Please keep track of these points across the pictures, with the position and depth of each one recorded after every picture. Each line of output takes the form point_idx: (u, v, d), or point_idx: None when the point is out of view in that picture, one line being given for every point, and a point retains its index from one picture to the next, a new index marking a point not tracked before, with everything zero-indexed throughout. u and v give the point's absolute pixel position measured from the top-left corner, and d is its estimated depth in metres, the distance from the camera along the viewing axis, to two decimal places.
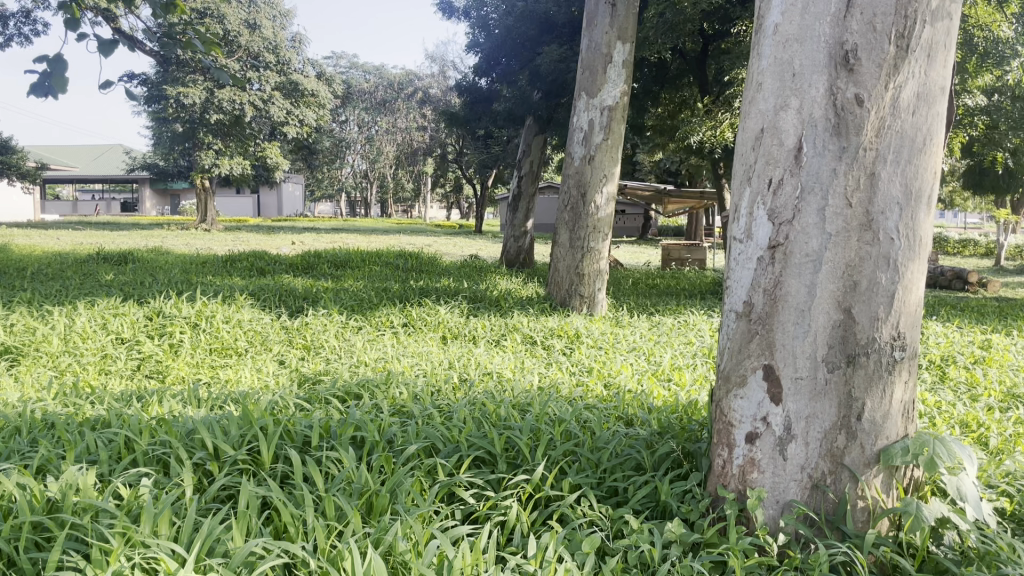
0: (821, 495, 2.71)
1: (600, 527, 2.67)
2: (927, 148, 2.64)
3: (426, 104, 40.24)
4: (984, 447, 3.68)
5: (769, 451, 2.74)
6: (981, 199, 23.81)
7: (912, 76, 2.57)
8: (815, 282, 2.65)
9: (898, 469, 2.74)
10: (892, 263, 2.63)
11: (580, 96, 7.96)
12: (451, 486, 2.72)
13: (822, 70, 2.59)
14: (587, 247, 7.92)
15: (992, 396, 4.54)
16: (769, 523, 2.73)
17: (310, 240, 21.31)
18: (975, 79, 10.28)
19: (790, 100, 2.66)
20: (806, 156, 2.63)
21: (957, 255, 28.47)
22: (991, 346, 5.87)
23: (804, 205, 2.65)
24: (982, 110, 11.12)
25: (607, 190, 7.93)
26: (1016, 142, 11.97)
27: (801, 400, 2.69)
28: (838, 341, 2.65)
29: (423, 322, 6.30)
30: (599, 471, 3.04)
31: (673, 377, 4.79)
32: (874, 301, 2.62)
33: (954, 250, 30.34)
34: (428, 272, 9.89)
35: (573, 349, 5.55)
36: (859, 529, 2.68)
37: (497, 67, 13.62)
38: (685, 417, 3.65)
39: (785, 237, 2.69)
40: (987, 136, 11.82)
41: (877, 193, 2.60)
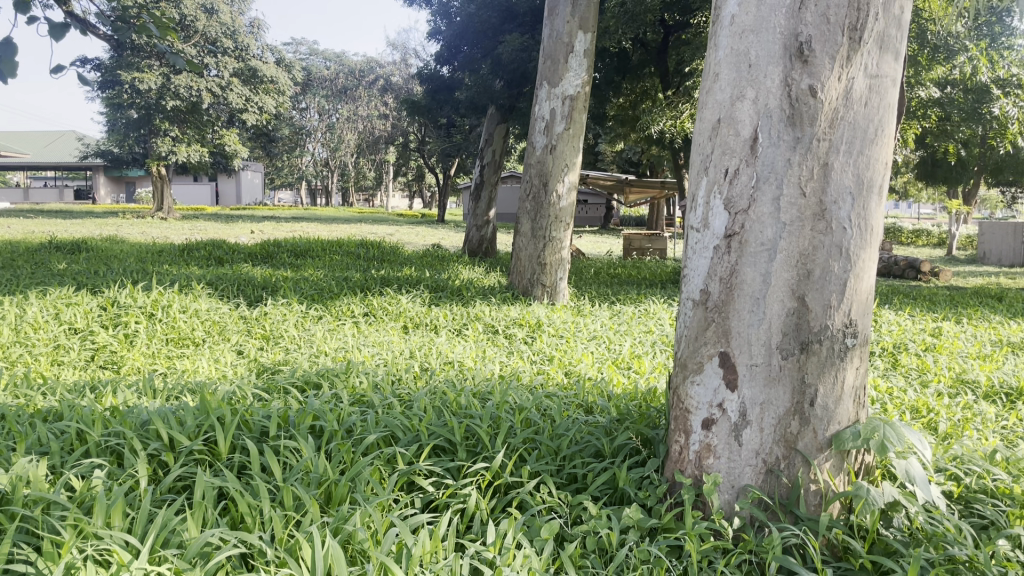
0: (776, 480, 2.76)
1: (559, 514, 2.69)
2: (878, 139, 2.70)
3: (388, 92, 40.04)
4: (933, 432, 3.76)
5: (725, 437, 2.79)
6: (932, 189, 24.30)
7: (865, 68, 2.63)
8: (771, 270, 2.69)
9: (850, 453, 2.80)
10: (844, 251, 2.69)
11: (542, 85, 7.94)
12: (410, 475, 2.72)
13: (776, 61, 2.63)
14: (549, 236, 7.92)
15: (941, 381, 4.63)
16: (724, 508, 2.78)
17: (269, 229, 20.96)
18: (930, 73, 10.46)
19: (745, 91, 2.69)
20: (761, 145, 2.67)
21: (912, 245, 29.07)
22: (941, 333, 6.01)
23: (760, 194, 2.69)
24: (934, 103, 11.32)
25: (569, 180, 7.93)
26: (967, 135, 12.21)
27: (756, 387, 2.74)
28: (792, 329, 2.70)
29: (384, 311, 6.26)
30: (559, 458, 3.05)
31: (633, 365, 4.83)
32: (827, 288, 2.68)
33: (908, 240, 30.90)
34: (389, 262, 9.84)
35: (534, 338, 5.57)
36: (812, 512, 2.74)
37: (457, 55, 13.54)
38: (644, 403, 3.68)
39: (740, 226, 2.73)
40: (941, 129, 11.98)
41: (830, 183, 2.66)
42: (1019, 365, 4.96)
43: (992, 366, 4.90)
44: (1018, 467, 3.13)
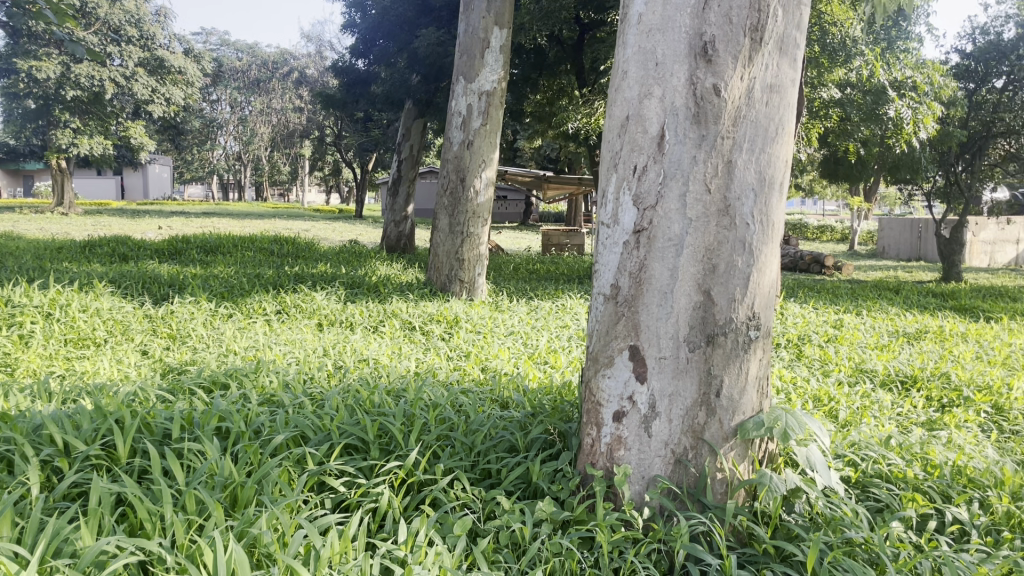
0: (684, 469, 2.82)
1: (472, 510, 2.68)
2: (779, 137, 2.79)
3: (302, 85, 39.26)
4: (834, 419, 3.91)
5: (635, 429, 2.83)
6: (835, 186, 25.27)
7: (766, 69, 2.72)
8: (678, 265, 2.75)
9: (754, 442, 2.89)
10: (748, 246, 2.77)
11: (458, 80, 7.91)
12: (320, 475, 2.68)
13: (682, 60, 2.68)
14: (467, 232, 7.90)
15: (842, 371, 4.81)
16: (635, 498, 2.83)
17: (177, 225, 20.24)
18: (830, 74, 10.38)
19: (653, 88, 2.74)
20: (668, 143, 2.72)
21: (817, 240, 30.20)
22: (842, 325, 6.25)
23: (667, 190, 2.74)
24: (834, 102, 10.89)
25: (486, 175, 7.93)
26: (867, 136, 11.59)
27: (664, 379, 2.80)
28: (698, 322, 2.77)
29: (297, 309, 6.13)
30: (473, 454, 3.04)
31: (549, 360, 4.85)
32: (732, 282, 2.76)
33: (813, 235, 32.06)
34: (304, 258, 9.64)
35: (451, 334, 5.55)
36: (718, 500, 2.82)
37: (372, 49, 13.36)
38: (558, 397, 3.71)
39: (649, 222, 2.78)
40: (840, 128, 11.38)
41: (733, 180, 2.74)
42: (912, 354, 5.20)
43: (888, 356, 5.12)
44: (910, 451, 3.27)
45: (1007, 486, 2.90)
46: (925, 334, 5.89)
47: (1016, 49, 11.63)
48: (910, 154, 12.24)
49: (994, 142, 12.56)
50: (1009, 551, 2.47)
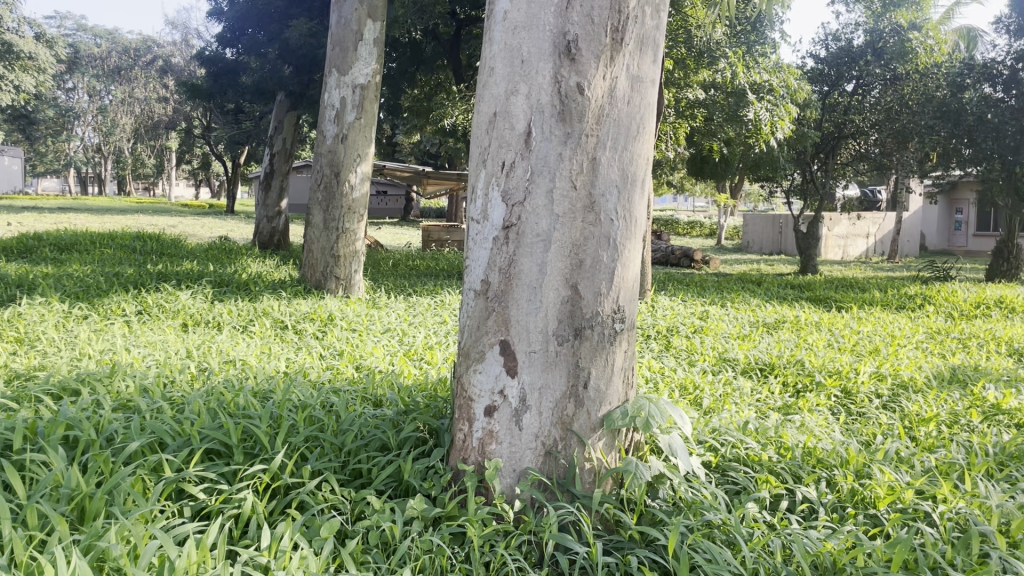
0: (554, 461, 2.87)
1: (340, 511, 2.64)
2: (640, 135, 2.88)
3: (168, 74, 37.44)
4: (698, 406, 4.08)
5: (506, 423, 2.85)
6: (703, 183, 26.32)
7: (627, 69, 2.80)
8: (546, 261, 2.80)
9: (620, 431, 2.97)
10: (612, 241, 2.85)
11: (331, 72, 7.75)
12: (179, 483, 2.56)
13: (546, 58, 2.72)
14: (342, 227, 7.75)
15: (706, 360, 5.03)
16: (506, 491, 2.85)
17: (28, 221, 18.87)
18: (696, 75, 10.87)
19: (518, 85, 2.76)
20: (535, 139, 2.75)
21: (688, 236, 31.38)
22: (708, 316, 6.53)
23: (534, 186, 2.78)
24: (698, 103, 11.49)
25: (362, 170, 7.81)
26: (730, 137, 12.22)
27: (534, 372, 2.84)
28: (566, 316, 2.82)
29: (160, 309, 5.85)
30: (342, 454, 2.99)
31: (425, 356, 4.83)
32: (597, 277, 2.84)
33: (684, 231, 33.27)
34: (170, 256, 9.21)
35: (325, 333, 5.44)
36: (587, 489, 2.88)
37: (241, 38, 12.89)
38: (432, 393, 3.70)
39: (517, 218, 2.80)
40: (705, 127, 11.94)
41: (598, 176, 2.80)
42: (771, 343, 5.49)
43: (749, 345, 5.38)
44: (766, 435, 3.44)
45: (851, 464, 3.08)
46: (783, 324, 6.24)
47: (864, 55, 12.37)
48: (770, 153, 12.92)
49: (845, 143, 13.41)
50: (852, 525, 2.63)
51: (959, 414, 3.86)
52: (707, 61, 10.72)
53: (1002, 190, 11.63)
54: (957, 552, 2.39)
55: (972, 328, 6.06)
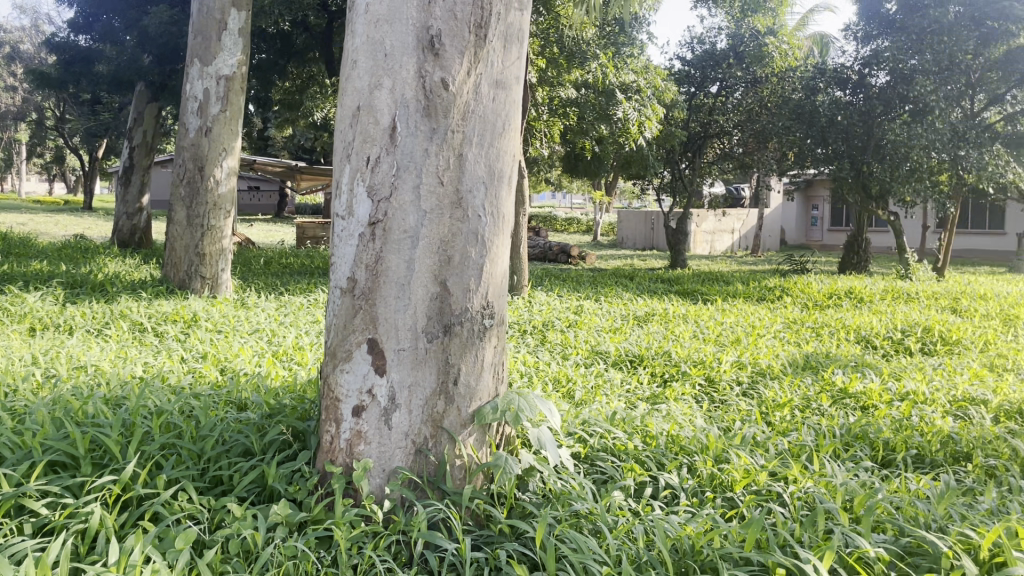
0: (424, 458, 2.84)
1: (198, 521, 2.53)
2: (506, 132, 2.90)
3: (14, 61, 34.83)
4: (571, 399, 4.15)
5: (375, 422, 2.80)
6: (579, 181, 26.84)
7: (492, 65, 2.81)
8: (414, 257, 2.77)
9: (490, 427, 2.98)
10: (480, 238, 2.85)
11: (193, 63, 7.43)
12: (18, 499, 2.39)
13: (410, 52, 2.69)
14: (207, 224, 7.44)
15: (579, 354, 5.13)
16: (375, 492, 2.80)
17: None
18: (568, 75, 10.98)
19: (382, 79, 2.71)
20: (400, 134, 2.72)
21: (566, 232, 31.91)
22: (582, 311, 6.65)
23: (400, 182, 2.74)
24: (570, 102, 11.61)
25: (228, 165, 7.53)
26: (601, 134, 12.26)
27: (403, 370, 2.80)
28: (435, 313, 2.80)
29: (3, 313, 5.43)
30: (201, 461, 2.87)
31: (294, 357, 4.70)
32: (466, 273, 2.83)
33: (562, 227, 33.79)
34: (17, 255, 8.57)
35: (188, 335, 5.20)
36: (457, 486, 2.87)
37: (96, 24, 12.13)
38: (299, 394, 3.60)
39: (383, 214, 2.75)
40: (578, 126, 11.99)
41: (465, 172, 2.80)
42: (641, 335, 5.66)
43: (620, 338, 5.52)
44: (632, 424, 3.54)
45: (711, 450, 3.21)
46: (653, 316, 6.45)
47: (727, 58, 12.95)
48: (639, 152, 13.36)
49: (710, 142, 14.01)
50: (710, 509, 2.74)
51: (811, 398, 4.11)
52: (578, 62, 10.83)
53: (851, 188, 12.48)
54: (805, 529, 2.51)
55: (825, 318, 6.46)
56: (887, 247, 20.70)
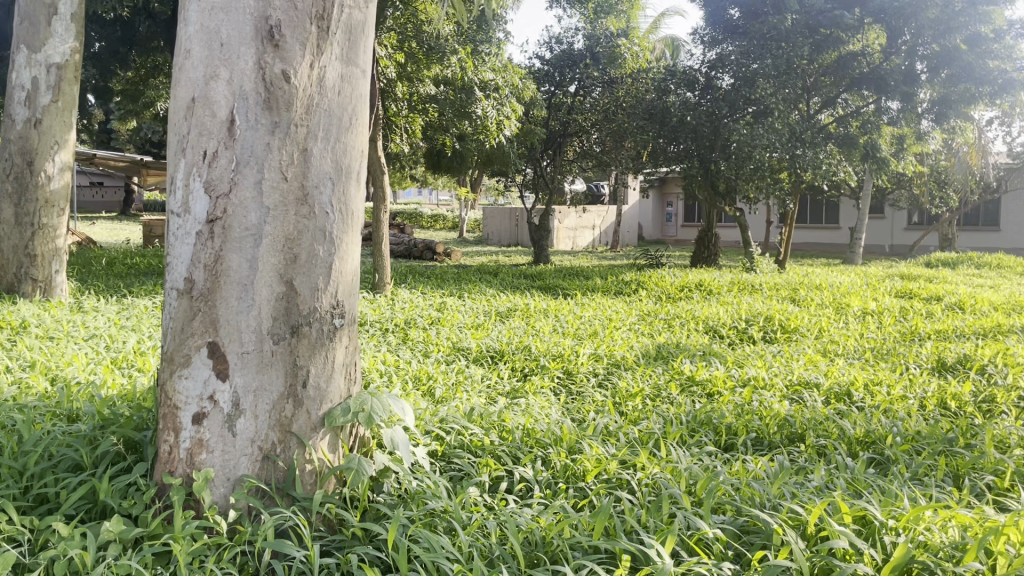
0: (272, 465, 2.73)
1: (19, 544, 2.33)
2: (353, 127, 2.84)
3: None
4: (431, 396, 4.11)
5: (217, 430, 2.66)
6: (444, 178, 26.80)
7: (336, 58, 2.74)
8: (257, 256, 2.65)
9: (342, 429, 2.91)
10: (328, 235, 2.78)
11: (18, 49, 6.88)
12: None
13: (248, 43, 2.58)
14: (39, 223, 6.91)
15: (440, 351, 5.09)
16: (219, 502, 2.66)
17: None
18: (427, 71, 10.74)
19: (218, 70, 2.59)
20: (239, 128, 2.60)
21: (431, 229, 31.81)
22: (445, 308, 6.63)
23: (240, 177, 2.62)
24: (428, 98, 11.35)
25: (61, 159, 7.04)
26: (460, 131, 12.17)
27: (247, 374, 2.68)
28: (281, 313, 2.70)
29: None
30: (24, 480, 2.65)
31: (135, 363, 4.43)
32: (314, 272, 2.75)
33: (427, 224, 33.63)
34: None
35: (14, 343, 4.80)
36: (307, 492, 2.78)
37: None
38: (137, 403, 3.39)
39: (222, 211, 2.62)
40: (437, 122, 11.81)
41: (310, 168, 2.72)
42: (502, 330, 5.70)
43: (481, 334, 5.53)
44: (490, 420, 3.54)
45: (564, 441, 3.26)
46: (515, 312, 6.52)
47: (584, 58, 13.30)
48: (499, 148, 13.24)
49: (569, 141, 14.34)
50: (563, 500, 2.77)
51: (661, 387, 4.27)
52: (437, 57, 10.39)
53: (700, 185, 12.95)
54: (650, 515, 2.59)
55: (677, 309, 6.73)
56: (735, 241, 21.86)
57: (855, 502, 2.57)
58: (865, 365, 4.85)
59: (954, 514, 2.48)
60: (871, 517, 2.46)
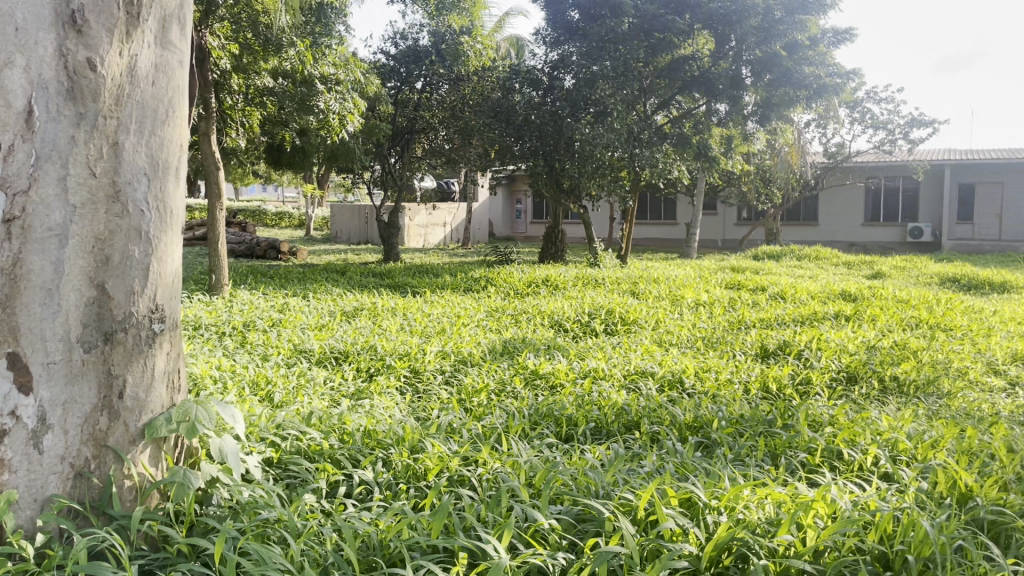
0: (85, 483, 2.52)
1: None
2: (168, 120, 2.69)
3: None
4: (270, 401, 3.95)
5: (20, 450, 2.38)
6: (288, 174, 25.96)
7: (147, 47, 2.59)
8: (63, 259, 2.43)
9: (165, 440, 2.76)
10: (144, 235, 2.61)
11: None
12: None
13: (47, 27, 2.34)
14: None
15: (280, 354, 4.91)
16: (25, 528, 2.40)
17: None
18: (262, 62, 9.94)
19: (13, 56, 2.30)
20: (38, 119, 2.35)
21: (275, 227, 30.73)
22: (287, 309, 6.43)
23: (40, 173, 2.37)
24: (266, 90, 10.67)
25: None
26: (301, 126, 11.79)
27: (55, 387, 2.44)
28: (92, 320, 2.51)
29: None
30: None
31: None
32: (129, 274, 2.58)
33: (272, 222, 32.48)
34: None
35: None
36: (126, 509, 2.60)
37: None
38: None
39: (19, 210, 2.35)
40: (275, 117, 11.36)
41: (121, 163, 2.54)
42: (347, 331, 5.58)
43: (325, 335, 5.38)
44: (329, 423, 3.44)
45: (407, 441, 3.21)
46: (361, 311, 6.41)
47: (429, 56, 13.27)
48: (344, 144, 12.88)
49: (416, 138, 14.26)
50: (402, 501, 2.73)
51: (505, 382, 4.31)
52: (274, 50, 9.54)
53: (547, 183, 13.15)
54: (489, 510, 2.60)
55: (523, 305, 6.84)
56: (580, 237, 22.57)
57: (681, 485, 2.68)
58: (697, 353, 5.12)
59: (769, 491, 2.64)
60: (695, 498, 2.58)
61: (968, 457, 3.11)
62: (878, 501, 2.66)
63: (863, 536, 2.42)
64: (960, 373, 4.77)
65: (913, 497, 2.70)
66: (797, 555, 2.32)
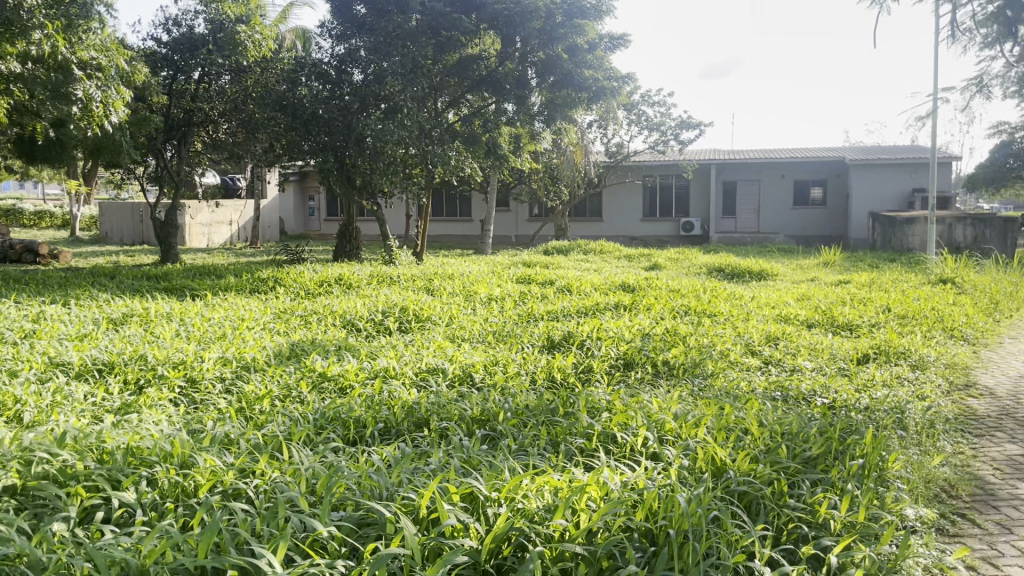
0: None
1: None
2: None
3: None
4: (19, 422, 3.56)
5: None
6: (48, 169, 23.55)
7: None
8: None
9: None
10: None
11: None
12: None
13: None
14: None
15: (33, 368, 4.41)
16: None
17: None
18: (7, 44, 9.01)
19: None
20: None
21: (35, 229, 27.74)
22: (43, 317, 5.82)
23: None
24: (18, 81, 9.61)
25: None
26: (60, 115, 10.75)
27: None
28: None
29: None
30: None
31: None
32: None
33: (31, 223, 29.29)
34: None
35: None
36: None
37: None
38: None
39: None
40: (26, 104, 10.26)
41: None
42: (115, 339, 5.14)
43: (87, 346, 4.91)
44: (87, 442, 3.14)
45: (176, 456, 3.00)
46: (132, 318, 5.94)
47: (206, 44, 12.32)
48: (109, 136, 11.77)
49: (195, 131, 13.48)
50: (169, 521, 2.54)
51: (291, 387, 4.15)
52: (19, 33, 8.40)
53: (338, 178, 12.63)
54: (265, 522, 2.48)
55: (314, 305, 6.64)
56: (373, 235, 22.48)
57: (463, 480, 2.69)
58: (488, 347, 5.21)
59: (546, 479, 2.71)
60: (477, 492, 2.60)
61: (724, 432, 3.39)
62: (645, 480, 2.83)
63: (631, 515, 2.56)
64: (723, 355, 5.23)
65: (676, 474, 2.90)
66: (570, 539, 2.41)
